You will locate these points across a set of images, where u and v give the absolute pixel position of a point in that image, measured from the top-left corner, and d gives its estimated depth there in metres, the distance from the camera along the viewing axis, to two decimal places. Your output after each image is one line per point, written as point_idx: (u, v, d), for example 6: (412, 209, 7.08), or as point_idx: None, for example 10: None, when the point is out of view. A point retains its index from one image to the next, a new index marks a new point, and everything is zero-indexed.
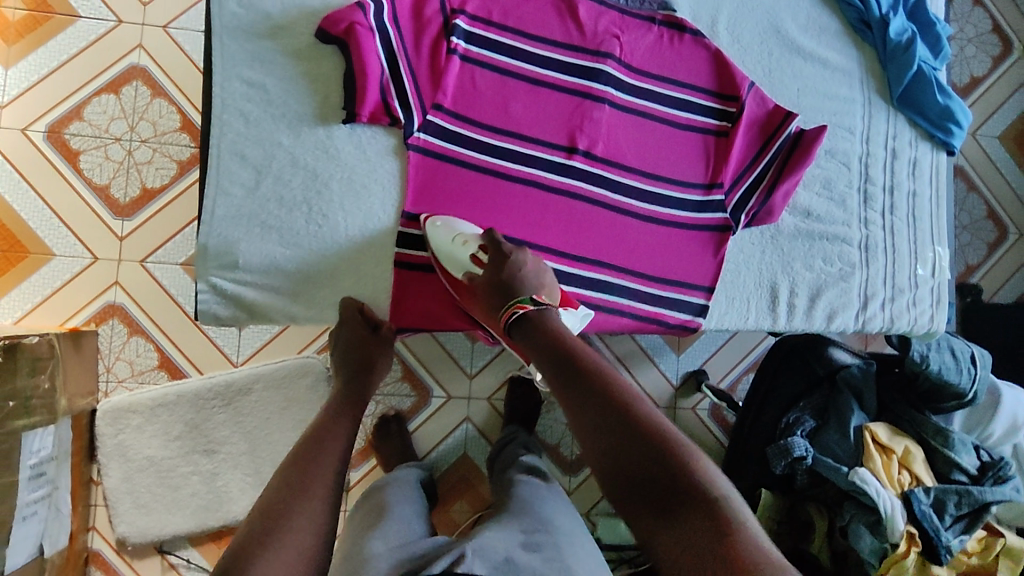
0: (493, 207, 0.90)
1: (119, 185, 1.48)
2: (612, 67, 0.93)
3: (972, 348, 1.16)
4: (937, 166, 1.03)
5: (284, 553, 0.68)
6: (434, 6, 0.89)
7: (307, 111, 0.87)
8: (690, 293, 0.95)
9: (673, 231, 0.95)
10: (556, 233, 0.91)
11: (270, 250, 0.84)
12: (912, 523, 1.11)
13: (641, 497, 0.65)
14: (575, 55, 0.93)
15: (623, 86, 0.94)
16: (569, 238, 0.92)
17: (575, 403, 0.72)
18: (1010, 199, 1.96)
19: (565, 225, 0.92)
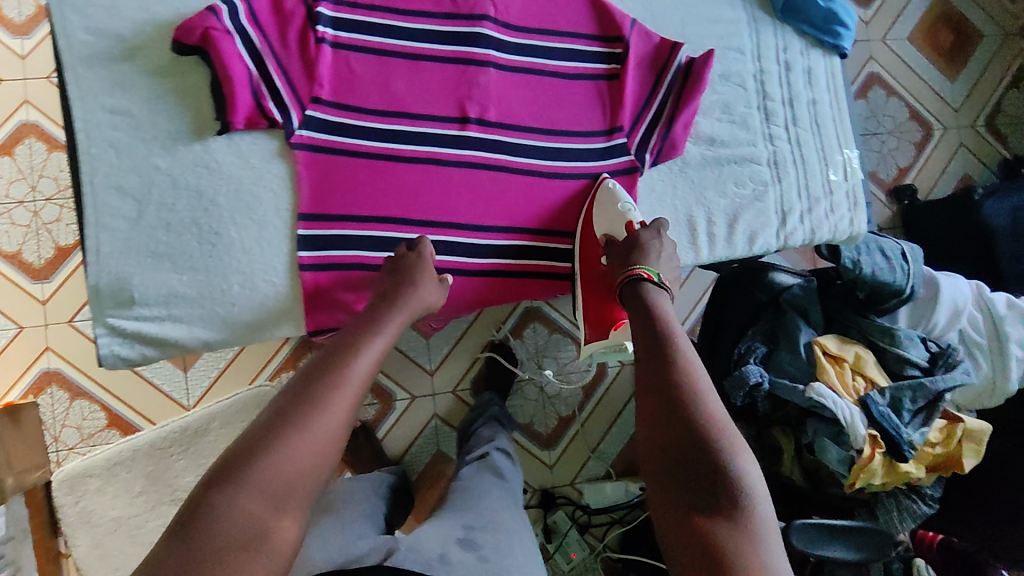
0: (393, 192, 0.86)
1: (31, 249, 1.43)
2: (490, 29, 0.90)
3: (902, 245, 1.17)
4: (832, 71, 1.03)
5: (281, 470, 0.63)
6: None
7: (181, 129, 0.82)
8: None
9: (583, 187, 0.94)
10: (463, 206, 0.89)
11: (166, 279, 0.80)
12: (873, 427, 1.13)
13: (676, 480, 0.68)
14: (449, 23, 0.89)
15: (505, 47, 0.91)
16: (479, 210, 0.90)
17: (653, 370, 0.76)
18: (928, 98, 1.99)
19: (471, 197, 0.89)
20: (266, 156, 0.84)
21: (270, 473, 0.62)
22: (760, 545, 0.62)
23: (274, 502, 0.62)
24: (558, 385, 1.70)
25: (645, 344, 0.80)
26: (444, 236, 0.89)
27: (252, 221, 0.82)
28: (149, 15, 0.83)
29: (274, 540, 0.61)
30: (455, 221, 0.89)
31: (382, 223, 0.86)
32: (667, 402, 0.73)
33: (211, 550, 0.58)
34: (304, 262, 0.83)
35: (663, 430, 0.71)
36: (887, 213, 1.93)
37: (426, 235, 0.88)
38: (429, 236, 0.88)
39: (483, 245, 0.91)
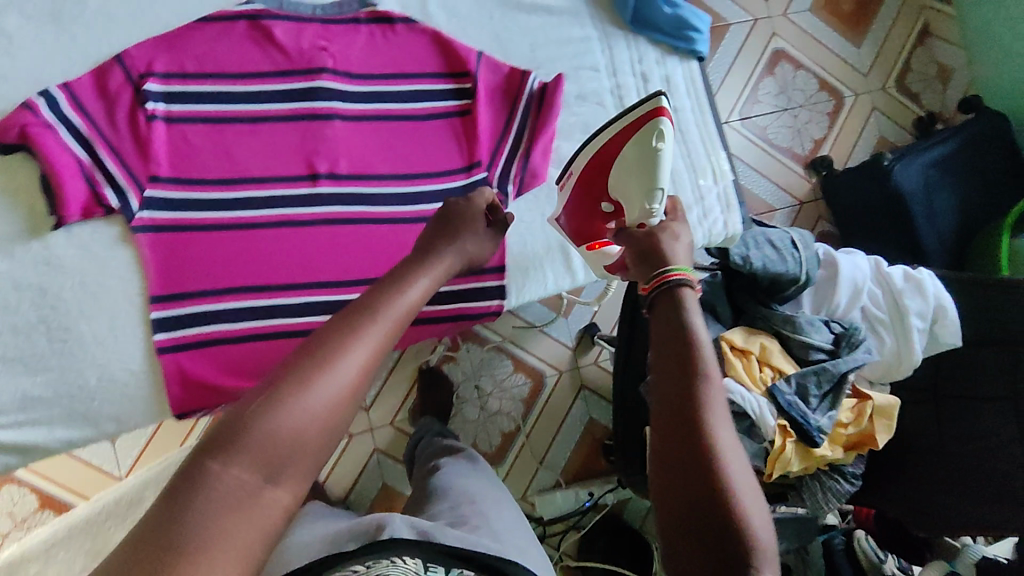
0: (249, 260, 0.85)
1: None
2: (330, 81, 0.89)
3: (790, 233, 1.18)
4: (691, 76, 1.02)
5: (281, 444, 0.58)
6: (120, 77, 0.83)
7: (17, 229, 0.81)
8: (482, 277, 0.94)
9: None
10: (324, 265, 0.87)
11: (19, 383, 0.78)
12: (783, 417, 1.14)
13: (683, 511, 0.63)
14: (286, 80, 0.88)
15: (348, 97, 0.90)
16: (342, 265, 0.88)
17: (675, 385, 0.69)
18: (836, 67, 2.00)
19: (331, 254, 0.88)
20: (110, 243, 0.83)
21: (273, 434, 0.58)
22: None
23: (273, 469, 0.58)
24: (497, 402, 1.70)
25: (665, 347, 0.72)
26: (307, 297, 0.86)
27: (103, 311, 0.81)
28: None
29: (264, 511, 0.57)
30: (318, 280, 0.87)
31: (240, 294, 0.84)
32: (679, 423, 0.67)
33: (193, 523, 0.53)
34: (161, 345, 0.82)
35: (676, 459, 0.66)
36: (807, 186, 1.95)
37: (288, 299, 0.86)
38: (291, 300, 0.86)
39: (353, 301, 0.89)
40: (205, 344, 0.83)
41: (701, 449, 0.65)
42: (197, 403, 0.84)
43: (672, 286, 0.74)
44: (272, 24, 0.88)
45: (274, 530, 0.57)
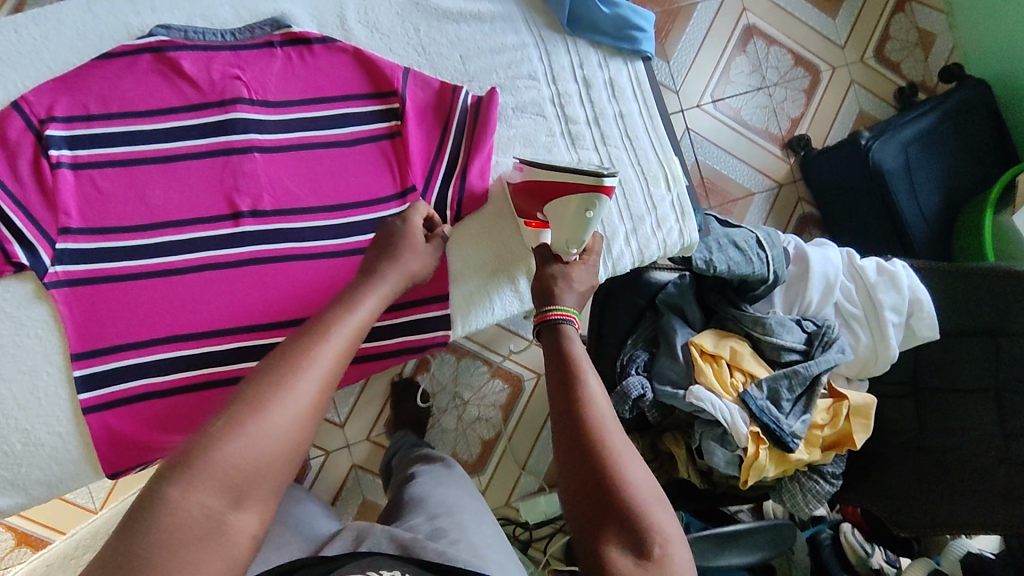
0: (172, 309, 0.81)
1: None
2: (246, 111, 0.84)
3: (754, 233, 1.13)
4: (637, 77, 0.96)
5: (241, 471, 0.57)
6: (20, 123, 0.79)
7: None
8: (423, 308, 0.89)
9: None
10: (253, 307, 0.83)
11: None
12: (755, 423, 1.10)
13: (593, 517, 0.65)
14: (199, 114, 0.83)
15: (266, 127, 0.85)
16: (270, 307, 0.83)
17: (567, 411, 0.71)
18: (811, 40, 1.93)
19: (260, 296, 0.83)
20: (24, 300, 0.79)
21: (233, 460, 0.57)
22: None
23: (236, 496, 0.57)
24: (476, 409, 1.67)
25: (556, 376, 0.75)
26: (235, 343, 0.82)
27: (22, 373, 0.78)
28: None
29: (231, 532, 0.56)
30: (246, 324, 0.82)
31: (164, 344, 0.80)
32: (575, 435, 0.69)
33: (157, 552, 0.52)
34: (87, 405, 0.78)
35: (579, 468, 0.67)
36: (786, 166, 1.89)
37: (217, 346, 0.82)
38: (220, 347, 0.82)
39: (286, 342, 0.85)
40: (125, 398, 0.79)
41: (599, 454, 0.67)
42: (127, 459, 0.81)
43: (552, 324, 0.78)
44: (179, 56, 0.83)
45: (243, 550, 0.56)
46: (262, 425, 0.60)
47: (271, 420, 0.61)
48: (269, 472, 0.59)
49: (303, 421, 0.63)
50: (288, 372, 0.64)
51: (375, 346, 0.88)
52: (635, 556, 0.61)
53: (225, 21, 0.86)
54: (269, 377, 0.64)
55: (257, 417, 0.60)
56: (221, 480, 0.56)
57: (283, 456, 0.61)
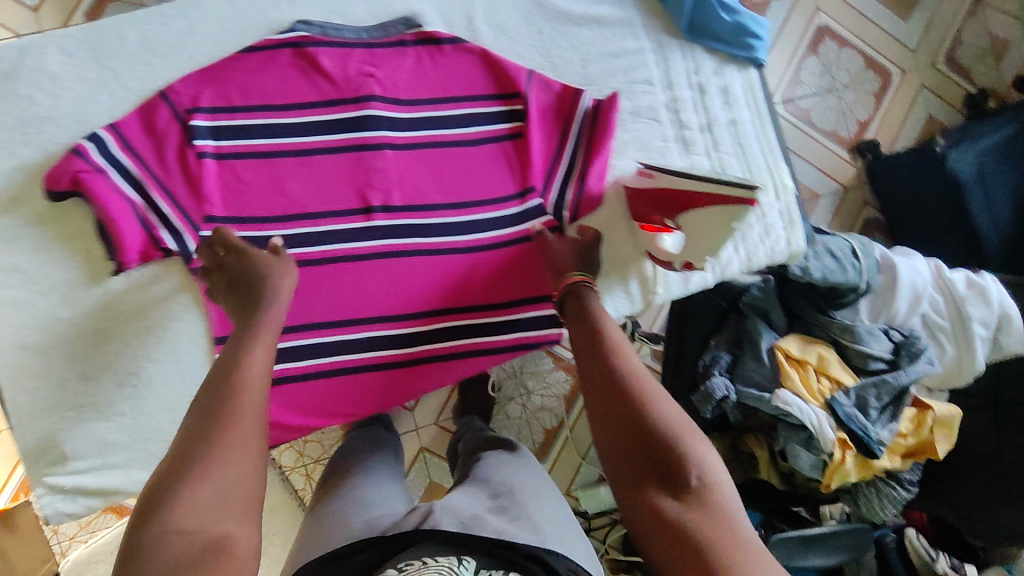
0: (307, 298, 0.84)
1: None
2: (379, 109, 0.86)
3: (851, 242, 1.15)
4: (750, 85, 0.97)
5: (214, 488, 0.59)
6: (167, 113, 0.81)
7: (78, 276, 0.80)
8: (540, 305, 0.92)
9: (504, 253, 0.90)
10: (386, 298, 0.87)
11: (92, 428, 0.80)
12: (841, 429, 1.12)
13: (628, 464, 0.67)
14: (335, 110, 0.86)
15: (398, 125, 0.88)
16: (400, 299, 0.88)
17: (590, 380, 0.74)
18: (883, 42, 1.88)
19: (391, 288, 0.87)
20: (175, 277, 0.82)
21: (194, 493, 0.59)
22: (724, 523, 0.61)
23: (214, 512, 0.58)
24: (541, 398, 1.71)
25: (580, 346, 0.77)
26: (369, 331, 0.87)
27: (168, 355, 0.81)
28: (19, 161, 0.79)
29: (231, 546, 0.57)
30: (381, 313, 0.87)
31: (303, 331, 0.85)
32: (604, 391, 0.72)
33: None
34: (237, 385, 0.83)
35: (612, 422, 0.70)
36: (852, 170, 1.87)
37: (350, 335, 0.86)
38: (353, 335, 0.86)
39: (413, 333, 0.89)
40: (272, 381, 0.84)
41: (631, 398, 0.70)
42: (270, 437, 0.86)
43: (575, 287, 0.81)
44: (318, 52, 0.85)
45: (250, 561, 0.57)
46: (213, 458, 0.61)
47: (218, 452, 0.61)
48: (229, 498, 0.60)
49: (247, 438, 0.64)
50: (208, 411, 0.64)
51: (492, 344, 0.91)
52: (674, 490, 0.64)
53: (360, 18, 0.89)
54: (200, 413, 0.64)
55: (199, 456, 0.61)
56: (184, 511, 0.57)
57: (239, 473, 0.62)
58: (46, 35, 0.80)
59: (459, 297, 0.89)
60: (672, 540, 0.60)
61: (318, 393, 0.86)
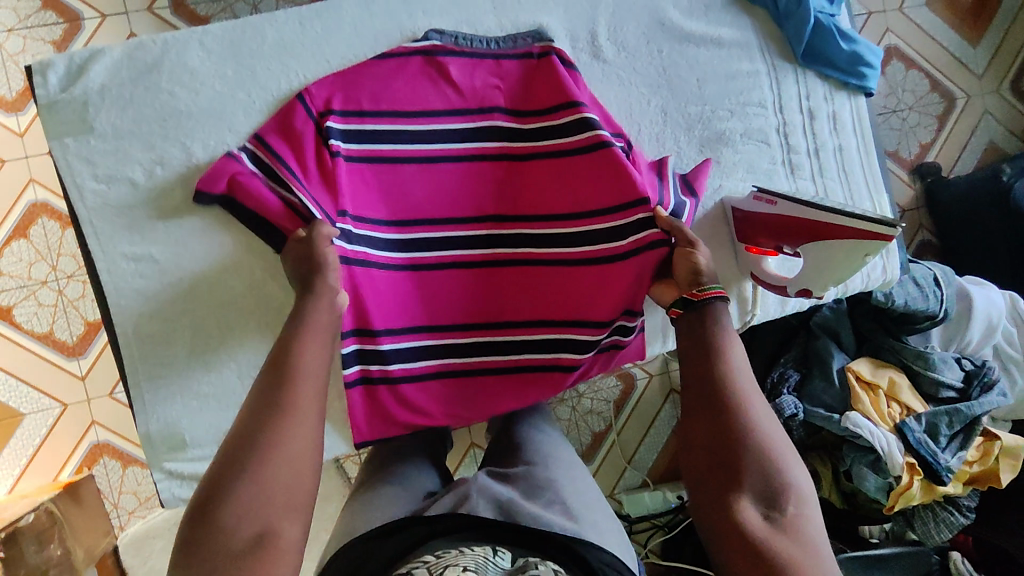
0: (426, 300, 0.86)
1: (34, 318, 1.39)
2: (501, 121, 0.88)
3: (934, 271, 1.16)
4: (857, 113, 0.98)
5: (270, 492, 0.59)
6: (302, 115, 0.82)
7: (204, 269, 0.82)
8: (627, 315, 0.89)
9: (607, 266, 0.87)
10: (503, 304, 0.88)
11: (213, 417, 0.82)
12: (910, 454, 1.13)
13: (710, 473, 0.68)
14: (460, 118, 0.87)
15: (516, 136, 0.89)
16: (515, 306, 0.88)
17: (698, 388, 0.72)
18: (949, 67, 1.89)
19: (499, 293, 0.88)
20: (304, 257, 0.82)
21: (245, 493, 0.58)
22: (804, 550, 0.61)
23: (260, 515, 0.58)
24: (590, 402, 1.73)
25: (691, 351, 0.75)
26: (483, 338, 0.88)
27: None
28: (156, 153, 0.80)
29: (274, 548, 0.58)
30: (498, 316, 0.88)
31: (423, 334, 0.86)
32: (708, 403, 0.71)
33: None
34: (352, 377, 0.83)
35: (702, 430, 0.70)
36: (910, 192, 1.88)
37: (463, 339, 0.88)
38: (468, 339, 0.88)
39: (520, 340, 0.89)
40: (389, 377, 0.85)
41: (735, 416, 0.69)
42: (380, 429, 0.87)
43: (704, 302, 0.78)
44: (447, 61, 0.87)
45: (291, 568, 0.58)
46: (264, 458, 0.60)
47: (273, 458, 0.61)
48: (286, 503, 0.60)
49: (308, 444, 0.63)
50: (262, 412, 0.63)
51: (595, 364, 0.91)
52: (760, 505, 0.65)
53: (488, 28, 0.90)
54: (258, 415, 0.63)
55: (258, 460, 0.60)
56: (239, 518, 0.57)
57: (295, 482, 0.61)
58: (189, 30, 0.82)
59: (549, 305, 0.88)
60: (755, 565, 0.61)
61: (430, 396, 0.87)
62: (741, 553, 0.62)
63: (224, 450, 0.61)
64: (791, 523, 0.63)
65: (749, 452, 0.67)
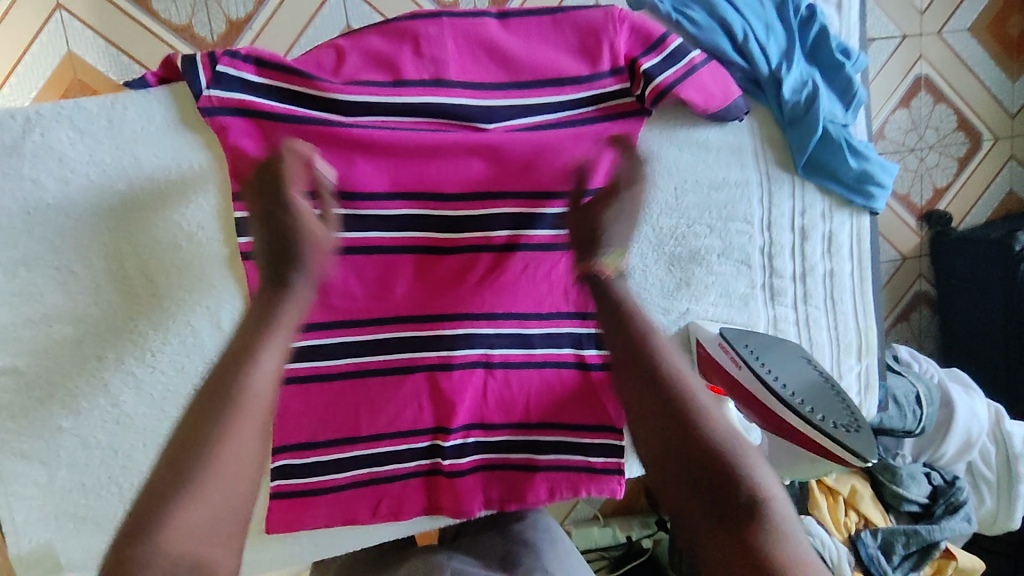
0: (351, 408, 0.77)
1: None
2: (425, 209, 0.74)
3: (916, 388, 1.07)
4: (859, 234, 0.85)
5: (212, 505, 0.49)
6: (344, 172, 0.72)
7: (80, 384, 0.71)
8: (575, 432, 0.83)
9: (551, 370, 0.81)
10: (429, 175, 0.74)
11: (92, 542, 0.74)
12: (859, 568, 1.07)
13: (671, 490, 0.56)
14: (391, 201, 0.74)
15: (451, 222, 0.76)
16: (451, 182, 0.74)
17: (632, 375, 0.63)
18: (982, 103, 1.71)
19: (415, 395, 0.79)
20: (229, 324, 0.74)
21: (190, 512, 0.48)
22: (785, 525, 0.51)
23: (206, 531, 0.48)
24: None
25: (621, 339, 0.66)
26: (406, 231, 0.75)
27: None
28: (20, 253, 0.67)
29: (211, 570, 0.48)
30: (438, 354, 0.78)
31: None
32: (646, 389, 0.62)
33: None
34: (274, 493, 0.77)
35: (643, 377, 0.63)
36: (915, 239, 1.74)
37: (380, 212, 0.74)
38: (384, 214, 0.74)
39: (447, 443, 0.80)
40: (311, 458, 0.77)
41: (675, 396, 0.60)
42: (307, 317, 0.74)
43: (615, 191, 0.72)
44: (391, 153, 0.72)
45: None
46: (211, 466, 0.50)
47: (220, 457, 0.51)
48: (228, 519, 0.50)
49: (250, 450, 0.53)
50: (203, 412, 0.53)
51: (546, 457, 0.84)
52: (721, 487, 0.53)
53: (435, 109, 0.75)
54: (190, 427, 0.52)
55: (198, 470, 0.50)
56: (193, 540, 0.47)
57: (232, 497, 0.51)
58: (58, 104, 0.66)
59: (495, 416, 0.81)
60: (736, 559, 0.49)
61: (358, 292, 0.75)
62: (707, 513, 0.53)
63: (160, 466, 0.50)
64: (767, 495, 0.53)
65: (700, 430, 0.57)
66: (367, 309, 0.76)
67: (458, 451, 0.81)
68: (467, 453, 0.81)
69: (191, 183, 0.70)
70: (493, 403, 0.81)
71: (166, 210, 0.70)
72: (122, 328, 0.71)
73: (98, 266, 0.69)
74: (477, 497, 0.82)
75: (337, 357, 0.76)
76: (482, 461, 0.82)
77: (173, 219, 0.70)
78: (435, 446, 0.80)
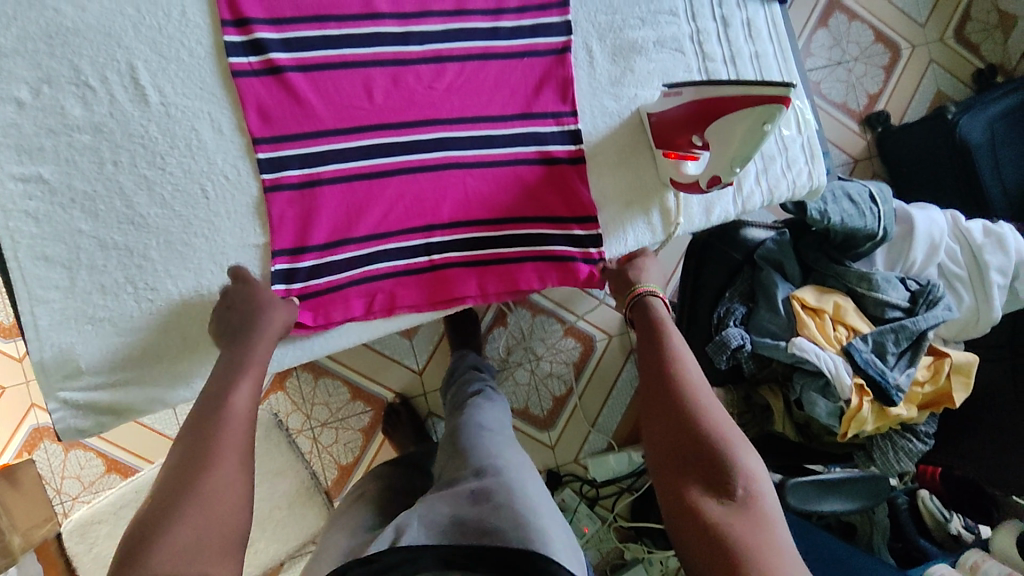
0: (341, 211, 0.85)
1: None
2: (392, 25, 0.86)
3: (868, 188, 1.16)
4: (773, 20, 0.99)
5: (204, 527, 0.60)
6: None
7: (97, 190, 0.78)
8: (555, 227, 0.91)
9: (518, 164, 0.90)
10: None
11: (111, 345, 0.79)
12: (859, 376, 1.11)
13: (676, 492, 0.69)
14: (360, 22, 0.85)
15: (414, 37, 0.87)
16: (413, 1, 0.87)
17: (656, 390, 0.77)
18: (892, 17, 1.90)
19: (402, 196, 0.87)
20: (229, 131, 0.83)
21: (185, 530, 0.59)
22: (768, 532, 0.64)
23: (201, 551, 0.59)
24: (549, 364, 1.66)
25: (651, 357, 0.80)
26: (374, 45, 0.86)
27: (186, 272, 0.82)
28: (43, 72, 0.76)
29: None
30: (418, 157, 0.87)
31: (310, 24, 0.84)
32: (666, 397, 0.76)
33: None
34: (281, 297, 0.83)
35: (648, 375, 0.79)
36: (862, 142, 1.88)
37: (354, 31, 0.85)
38: (356, 31, 0.85)
39: (437, 239, 0.88)
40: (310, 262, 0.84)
41: (691, 405, 0.74)
42: (295, 125, 0.84)
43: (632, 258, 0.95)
44: None
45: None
46: (204, 490, 0.62)
47: (217, 484, 0.63)
48: (219, 542, 0.61)
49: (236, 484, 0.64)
50: (199, 442, 0.65)
51: (523, 250, 0.91)
52: (719, 496, 0.67)
53: None
54: (183, 466, 0.63)
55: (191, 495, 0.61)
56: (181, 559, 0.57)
57: (229, 516, 0.62)
58: None
59: (479, 214, 0.89)
60: (714, 544, 0.63)
61: (339, 103, 0.85)
62: (697, 489, 0.68)
63: (150, 504, 0.62)
64: (754, 508, 0.66)
65: (707, 441, 0.70)
66: (348, 117, 0.85)
67: (448, 245, 0.89)
68: (455, 251, 0.89)
69: (189, 5, 0.82)
70: (474, 202, 0.89)
71: (169, 33, 0.81)
72: (135, 134, 0.80)
73: (111, 80, 0.79)
74: (471, 286, 0.90)
75: (325, 164, 0.84)
76: (471, 257, 0.89)
77: (175, 37, 0.81)
78: (425, 245, 0.88)
